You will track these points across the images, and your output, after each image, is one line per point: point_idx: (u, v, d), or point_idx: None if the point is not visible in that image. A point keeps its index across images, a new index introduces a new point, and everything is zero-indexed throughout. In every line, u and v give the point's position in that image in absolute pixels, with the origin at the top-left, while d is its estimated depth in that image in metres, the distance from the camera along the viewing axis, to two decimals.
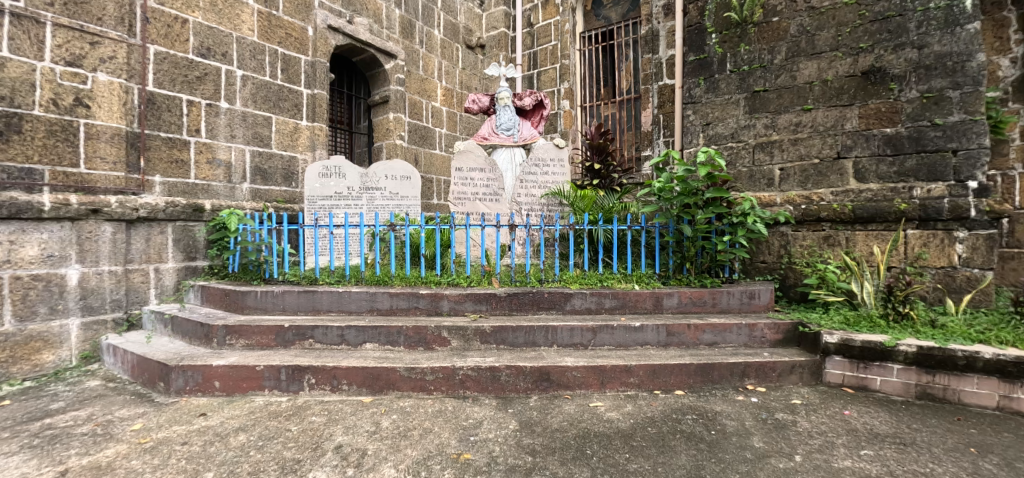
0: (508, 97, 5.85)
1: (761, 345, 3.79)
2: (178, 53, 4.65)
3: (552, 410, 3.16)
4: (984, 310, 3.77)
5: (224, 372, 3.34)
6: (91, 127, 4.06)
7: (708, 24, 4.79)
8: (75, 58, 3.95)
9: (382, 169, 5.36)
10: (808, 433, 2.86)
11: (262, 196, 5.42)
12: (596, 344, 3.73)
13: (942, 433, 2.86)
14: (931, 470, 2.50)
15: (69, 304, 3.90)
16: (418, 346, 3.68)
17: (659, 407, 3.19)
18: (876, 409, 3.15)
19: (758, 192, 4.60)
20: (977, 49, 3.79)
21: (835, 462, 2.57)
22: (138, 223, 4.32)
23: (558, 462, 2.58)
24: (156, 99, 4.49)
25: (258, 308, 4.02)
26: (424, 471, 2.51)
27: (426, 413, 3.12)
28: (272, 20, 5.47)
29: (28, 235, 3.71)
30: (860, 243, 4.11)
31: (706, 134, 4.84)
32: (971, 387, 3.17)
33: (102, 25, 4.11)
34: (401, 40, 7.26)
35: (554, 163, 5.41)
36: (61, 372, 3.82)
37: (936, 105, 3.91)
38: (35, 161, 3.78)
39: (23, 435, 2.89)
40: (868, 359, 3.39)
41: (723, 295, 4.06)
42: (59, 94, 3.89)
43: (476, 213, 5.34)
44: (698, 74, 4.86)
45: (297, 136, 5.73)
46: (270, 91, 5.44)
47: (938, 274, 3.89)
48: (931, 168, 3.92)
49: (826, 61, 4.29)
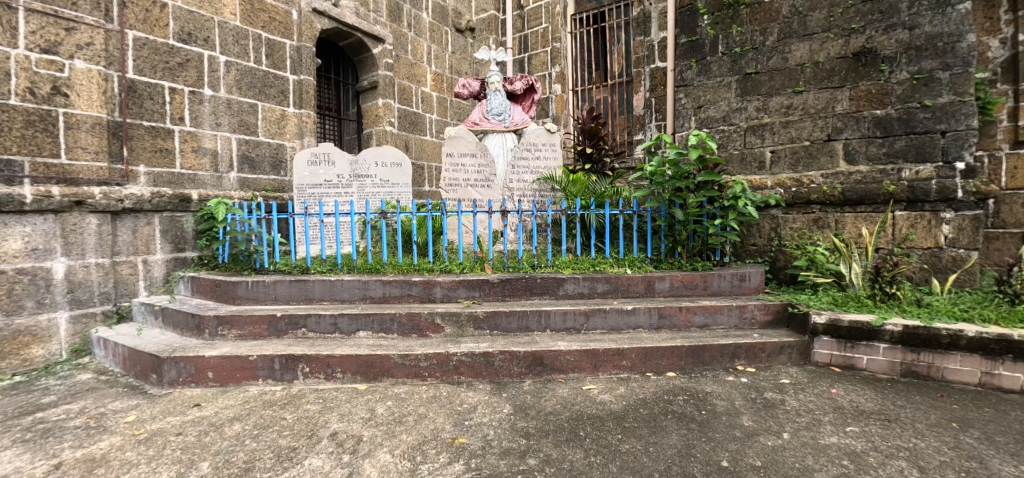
0: (499, 81, 5.75)
1: (751, 326, 3.85)
2: (157, 39, 4.53)
3: (546, 394, 3.20)
4: (969, 289, 3.84)
5: (217, 362, 3.33)
6: (71, 117, 3.94)
7: (701, 6, 4.72)
8: (51, 45, 3.82)
9: (371, 155, 5.28)
10: (796, 412, 2.92)
11: (250, 185, 5.34)
12: (588, 329, 3.76)
13: (925, 409, 2.93)
14: (914, 445, 2.57)
15: (56, 298, 3.85)
16: (411, 333, 3.70)
17: (652, 388, 3.24)
18: (862, 387, 3.22)
19: (749, 176, 4.62)
20: (968, 29, 3.79)
21: (822, 439, 2.63)
22: (124, 214, 4.22)
23: (551, 444, 2.62)
24: (137, 87, 4.39)
25: (250, 299, 3.99)
26: (420, 455, 2.54)
27: (421, 399, 3.14)
28: (255, 4, 5.32)
29: (11, 229, 3.63)
30: (849, 225, 4.15)
31: (698, 117, 4.84)
32: (954, 365, 3.25)
33: (77, 10, 3.96)
34: (389, 23, 7.11)
35: (546, 147, 5.35)
36: (52, 366, 3.80)
37: (925, 86, 3.92)
38: (13, 153, 3.69)
39: (15, 429, 2.87)
40: (855, 338, 3.45)
41: (714, 278, 4.09)
42: (36, 83, 3.77)
43: (468, 200, 5.31)
44: (690, 56, 4.82)
45: (284, 123, 5.63)
46: (255, 78, 5.32)
47: (925, 254, 3.94)
48: (920, 149, 3.96)
49: (818, 42, 4.26)
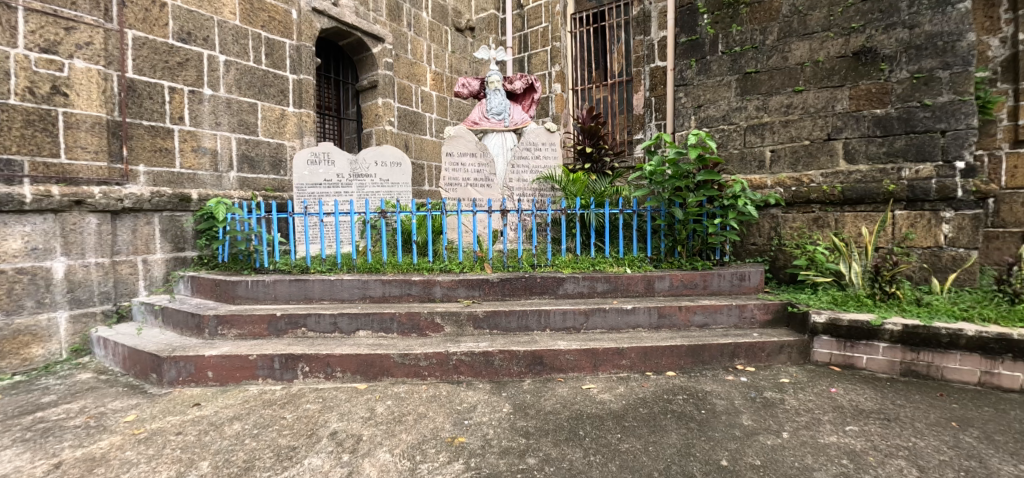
0: (498, 81, 5.74)
1: (751, 325, 3.85)
2: (157, 38, 4.52)
3: (545, 393, 3.20)
4: (968, 288, 3.84)
5: (217, 362, 3.33)
6: (70, 117, 3.94)
7: (700, 5, 4.72)
8: (50, 44, 3.82)
9: (371, 154, 5.28)
10: (796, 411, 2.92)
11: (249, 184, 5.34)
12: (588, 328, 3.76)
13: (925, 408, 2.93)
14: (913, 444, 2.57)
15: (56, 297, 3.85)
16: (411, 332, 3.70)
17: (651, 388, 3.24)
18: (862, 386, 3.22)
19: (748, 175, 4.61)
20: (968, 28, 3.78)
21: (822, 438, 2.63)
22: (124, 214, 4.22)
23: (551, 443, 2.62)
24: (137, 87, 4.39)
25: (249, 298, 3.99)
26: (420, 454, 2.54)
27: (421, 398, 3.14)
28: (254, 3, 5.32)
29: (11, 228, 3.63)
30: (849, 224, 4.15)
31: (698, 117, 4.84)
32: (954, 364, 3.25)
33: (77, 9, 3.96)
34: (388, 22, 7.10)
35: (546, 147, 5.35)
36: (52, 365, 3.80)
37: (925, 86, 3.92)
38: (13, 152, 3.69)
39: (15, 429, 2.88)
40: (855, 338, 3.45)
41: (714, 277, 4.09)
42: (36, 83, 3.77)
43: (468, 199, 5.31)
44: (689, 55, 4.82)
45: (284, 122, 5.63)
46: (254, 77, 5.32)
47: (925, 253, 3.94)
48: (920, 148, 3.96)
49: (818, 41, 4.26)
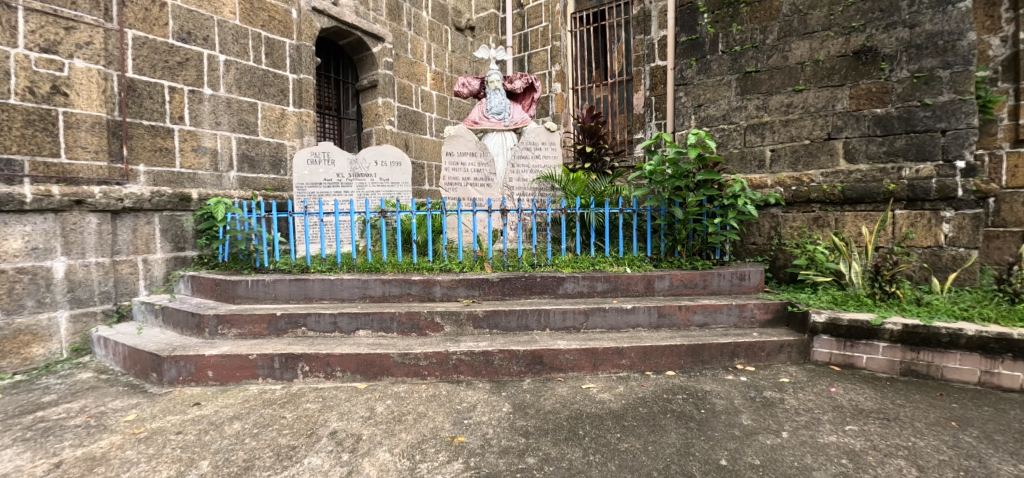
0: (498, 80, 5.74)
1: (750, 325, 3.85)
2: (157, 38, 4.53)
3: (545, 393, 3.20)
4: (968, 288, 3.84)
5: (217, 361, 3.34)
6: (70, 116, 3.94)
7: (701, 4, 4.72)
8: (50, 44, 3.82)
9: (371, 154, 5.28)
10: (795, 411, 2.92)
11: (250, 184, 5.34)
12: (588, 327, 3.76)
13: (925, 408, 2.93)
14: (913, 443, 2.57)
15: (56, 297, 3.85)
16: (411, 331, 3.70)
17: (651, 387, 3.24)
18: (862, 386, 3.22)
19: (748, 174, 4.61)
20: (968, 27, 3.78)
21: (821, 438, 2.63)
22: (124, 213, 4.23)
23: (550, 443, 2.62)
24: (137, 86, 4.39)
25: (249, 298, 4.00)
26: (419, 454, 2.55)
27: (421, 398, 3.14)
28: (254, 3, 5.32)
29: (11, 228, 3.63)
30: (849, 223, 4.15)
31: (698, 116, 4.83)
32: (954, 364, 3.25)
33: (77, 9, 3.96)
34: (388, 22, 7.10)
35: (546, 146, 5.35)
36: (52, 365, 3.80)
37: (926, 85, 3.92)
38: (13, 152, 3.69)
39: (16, 428, 2.88)
40: (855, 337, 3.45)
41: (713, 277, 4.09)
42: (36, 83, 3.77)
43: (467, 199, 5.31)
44: (690, 55, 4.82)
45: (284, 122, 5.63)
46: (254, 77, 5.32)
47: (925, 253, 3.94)
48: (920, 147, 3.95)
49: (818, 41, 4.26)
